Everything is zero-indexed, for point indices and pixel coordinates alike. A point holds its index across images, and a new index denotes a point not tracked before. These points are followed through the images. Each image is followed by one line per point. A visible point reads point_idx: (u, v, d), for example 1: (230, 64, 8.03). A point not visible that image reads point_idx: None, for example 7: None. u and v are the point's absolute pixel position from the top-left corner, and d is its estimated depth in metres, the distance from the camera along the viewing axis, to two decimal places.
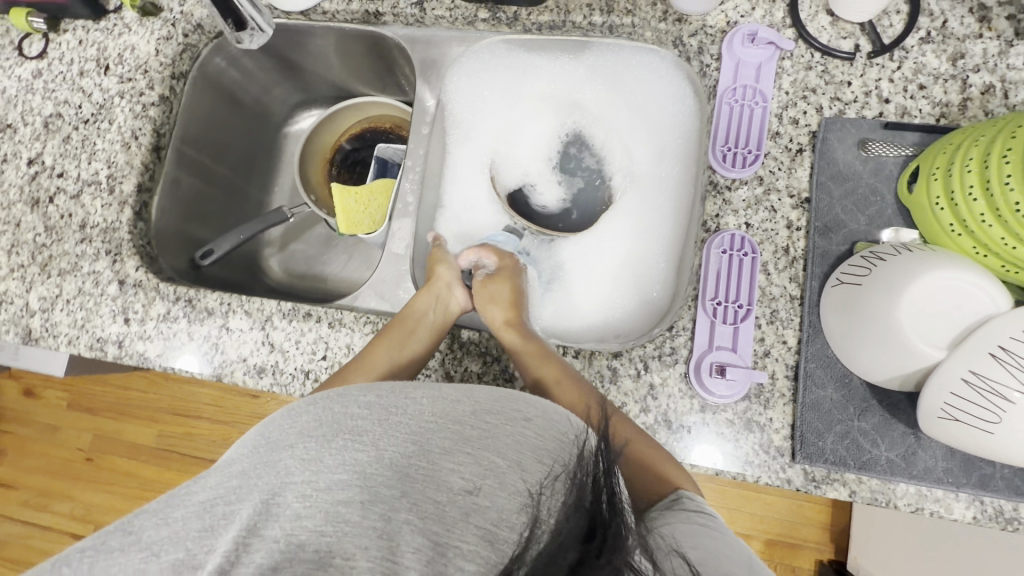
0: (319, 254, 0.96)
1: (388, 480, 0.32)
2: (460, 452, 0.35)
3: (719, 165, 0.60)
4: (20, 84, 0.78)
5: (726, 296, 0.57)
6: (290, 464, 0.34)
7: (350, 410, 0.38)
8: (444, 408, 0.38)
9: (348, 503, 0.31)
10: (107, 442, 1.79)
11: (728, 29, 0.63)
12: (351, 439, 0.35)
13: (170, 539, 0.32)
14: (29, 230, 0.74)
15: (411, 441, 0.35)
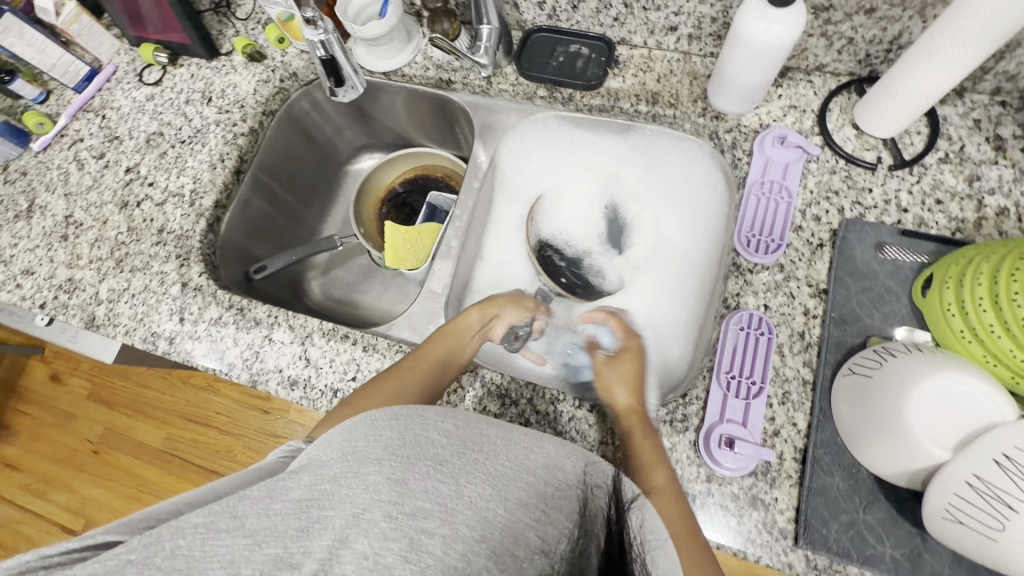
0: (358, 283, 1.02)
1: (472, 521, 0.37)
2: (535, 505, 0.40)
3: (743, 249, 0.65)
4: (134, 104, 0.90)
5: (740, 371, 0.60)
6: (378, 481, 0.38)
7: (431, 435, 0.43)
8: (518, 455, 0.43)
9: (429, 533, 0.35)
10: (116, 437, 1.82)
11: (761, 130, 0.70)
12: (434, 468, 0.39)
13: (270, 530, 0.35)
14: (114, 228, 0.82)
15: (490, 485, 0.40)
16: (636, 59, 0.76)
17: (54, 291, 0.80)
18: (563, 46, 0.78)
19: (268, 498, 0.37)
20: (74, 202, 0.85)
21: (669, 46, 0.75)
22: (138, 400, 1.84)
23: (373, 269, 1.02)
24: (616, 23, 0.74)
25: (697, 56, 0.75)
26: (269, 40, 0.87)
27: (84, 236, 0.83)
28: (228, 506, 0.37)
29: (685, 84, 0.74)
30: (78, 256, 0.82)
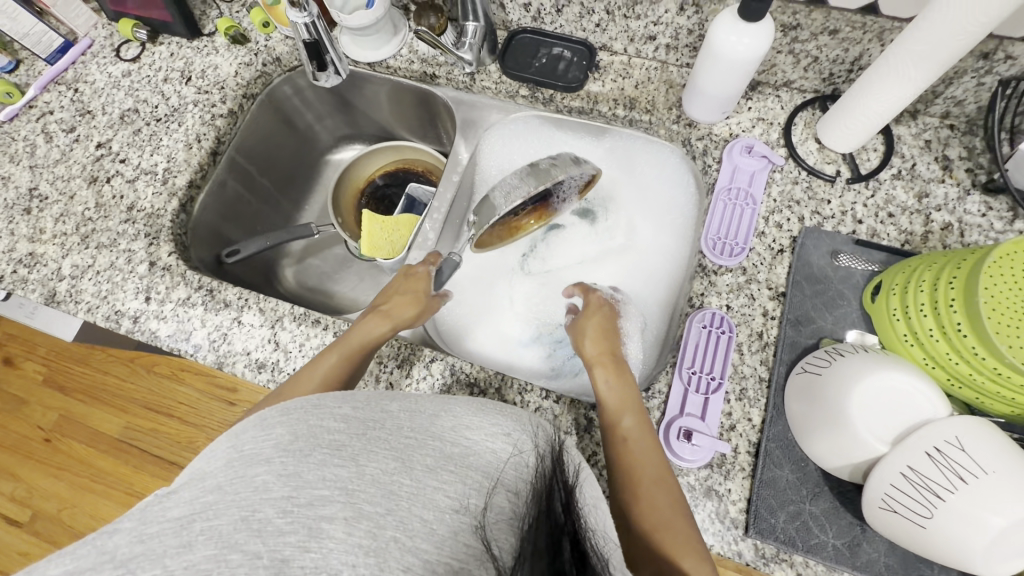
0: (334, 272, 1.02)
1: (376, 499, 0.36)
2: (443, 471, 0.39)
3: (709, 251, 0.68)
4: (109, 79, 0.88)
5: (701, 367, 0.62)
6: (270, 480, 0.36)
7: (327, 424, 0.41)
8: (422, 426, 0.43)
9: (330, 518, 0.34)
10: (71, 425, 1.75)
11: (731, 139, 0.73)
12: (332, 453, 0.38)
13: (146, 554, 0.33)
14: (81, 203, 0.80)
15: (393, 458, 0.39)
16: (616, 65, 0.79)
17: (14, 265, 0.78)
18: (546, 47, 0.80)
19: (143, 522, 0.36)
20: (39, 175, 0.83)
21: (648, 54, 0.78)
22: (97, 386, 1.75)
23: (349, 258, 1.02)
24: (598, 29, 0.76)
25: (674, 66, 0.78)
26: (254, 23, 0.86)
27: (49, 210, 0.80)
28: (97, 542, 0.35)
29: (662, 92, 0.77)
30: (41, 231, 0.79)
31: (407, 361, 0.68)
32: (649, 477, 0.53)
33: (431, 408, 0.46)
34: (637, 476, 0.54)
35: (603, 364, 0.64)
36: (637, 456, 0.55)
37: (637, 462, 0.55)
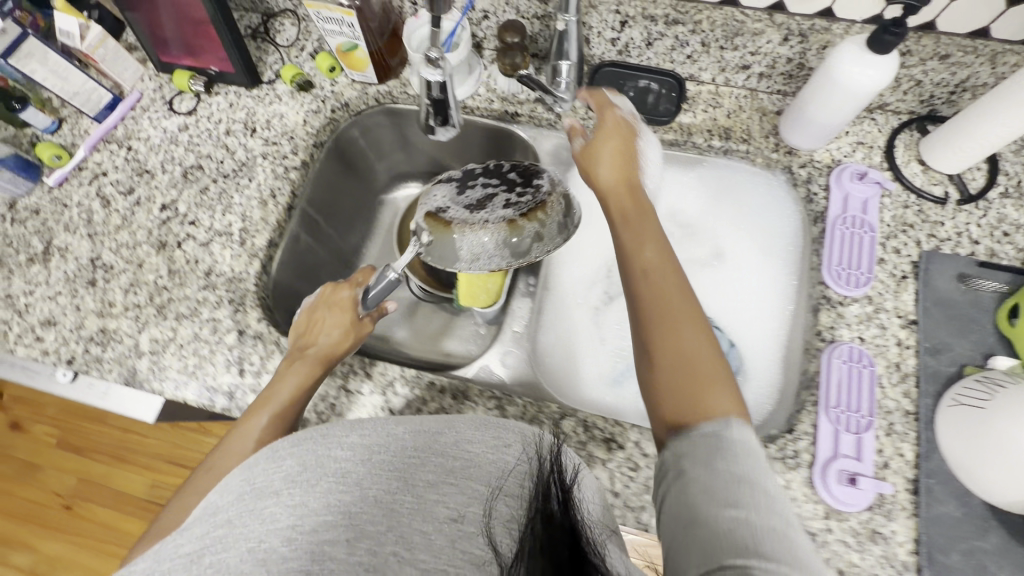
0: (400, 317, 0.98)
1: (377, 519, 0.39)
2: (443, 484, 0.42)
3: (835, 282, 0.66)
4: (165, 135, 0.83)
5: (849, 405, 0.61)
6: (276, 512, 0.39)
7: (335, 452, 0.44)
8: (427, 441, 0.45)
9: (332, 541, 0.37)
10: (89, 488, 1.58)
11: (834, 165, 0.72)
12: (336, 482, 0.41)
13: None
14: (152, 271, 0.75)
15: (396, 478, 0.42)
16: (704, 95, 0.78)
17: (83, 343, 0.72)
18: (632, 80, 0.78)
19: (157, 559, 0.40)
20: (101, 242, 0.77)
21: (737, 83, 0.77)
22: (116, 444, 1.59)
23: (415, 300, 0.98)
24: (688, 60, 0.75)
25: (763, 93, 0.77)
26: (319, 69, 0.83)
27: (116, 281, 0.75)
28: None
29: (755, 120, 0.76)
30: (110, 304, 0.73)
31: (535, 420, 0.64)
32: (647, 287, 0.55)
33: (437, 425, 0.48)
34: (667, 305, 0.53)
35: (624, 207, 0.62)
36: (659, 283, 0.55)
37: (654, 287, 0.54)
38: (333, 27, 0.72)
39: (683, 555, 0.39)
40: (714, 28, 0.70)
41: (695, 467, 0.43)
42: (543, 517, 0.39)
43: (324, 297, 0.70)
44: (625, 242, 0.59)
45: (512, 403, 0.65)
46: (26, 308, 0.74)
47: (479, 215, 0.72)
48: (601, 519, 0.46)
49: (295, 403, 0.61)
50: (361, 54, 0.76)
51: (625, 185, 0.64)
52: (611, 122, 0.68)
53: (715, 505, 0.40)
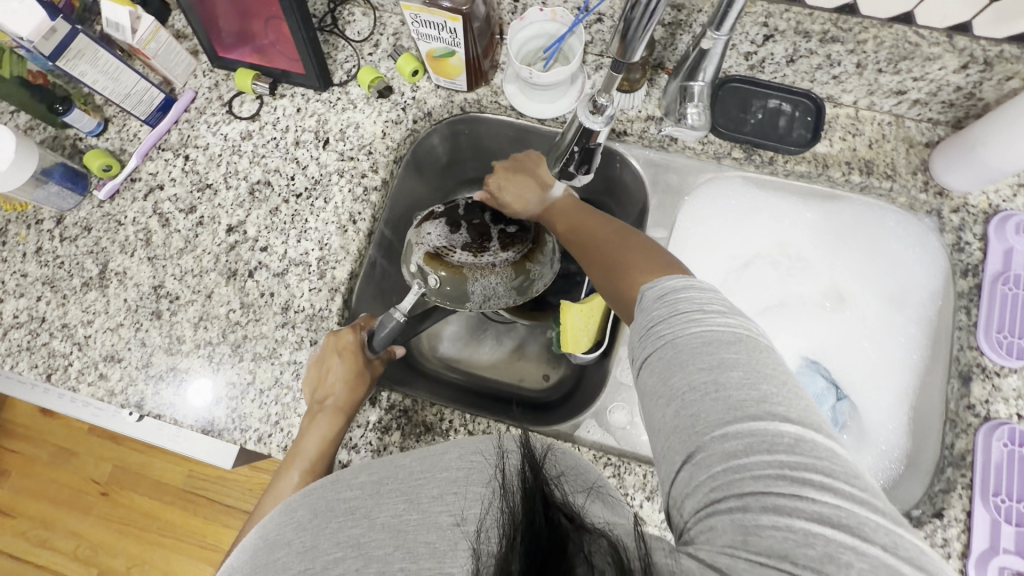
0: (464, 337, 0.89)
1: (383, 541, 0.35)
2: (448, 495, 0.37)
3: (992, 350, 0.60)
4: (225, 142, 0.74)
5: (1010, 494, 0.56)
6: (288, 559, 0.36)
7: (341, 494, 0.40)
8: (432, 463, 0.40)
9: (339, 575, 0.34)
10: (128, 475, 1.43)
11: (992, 212, 0.65)
12: (345, 519, 0.37)
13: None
14: (222, 303, 0.68)
15: (402, 500, 0.38)
16: (843, 120, 0.69)
17: (153, 383, 0.65)
18: (761, 99, 0.69)
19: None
20: (163, 268, 0.70)
21: (882, 108, 0.68)
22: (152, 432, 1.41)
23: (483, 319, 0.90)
24: (833, 81, 0.66)
25: (910, 120, 0.68)
26: (400, 72, 0.73)
27: (184, 313, 0.68)
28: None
29: (901, 152, 0.68)
30: (179, 339, 0.67)
31: (657, 492, 0.59)
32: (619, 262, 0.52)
33: (441, 445, 0.42)
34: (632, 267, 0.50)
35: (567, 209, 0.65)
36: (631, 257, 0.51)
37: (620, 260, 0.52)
38: (431, 31, 0.63)
39: (666, 460, 0.36)
40: (878, 50, 0.60)
41: (651, 377, 0.38)
42: (521, 493, 0.35)
43: (329, 348, 0.63)
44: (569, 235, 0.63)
45: (634, 470, 0.60)
46: (86, 341, 0.67)
47: (485, 258, 0.73)
48: (585, 482, 0.42)
49: (326, 450, 0.58)
50: (456, 61, 0.67)
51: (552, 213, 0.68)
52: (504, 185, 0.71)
53: (659, 405, 0.37)
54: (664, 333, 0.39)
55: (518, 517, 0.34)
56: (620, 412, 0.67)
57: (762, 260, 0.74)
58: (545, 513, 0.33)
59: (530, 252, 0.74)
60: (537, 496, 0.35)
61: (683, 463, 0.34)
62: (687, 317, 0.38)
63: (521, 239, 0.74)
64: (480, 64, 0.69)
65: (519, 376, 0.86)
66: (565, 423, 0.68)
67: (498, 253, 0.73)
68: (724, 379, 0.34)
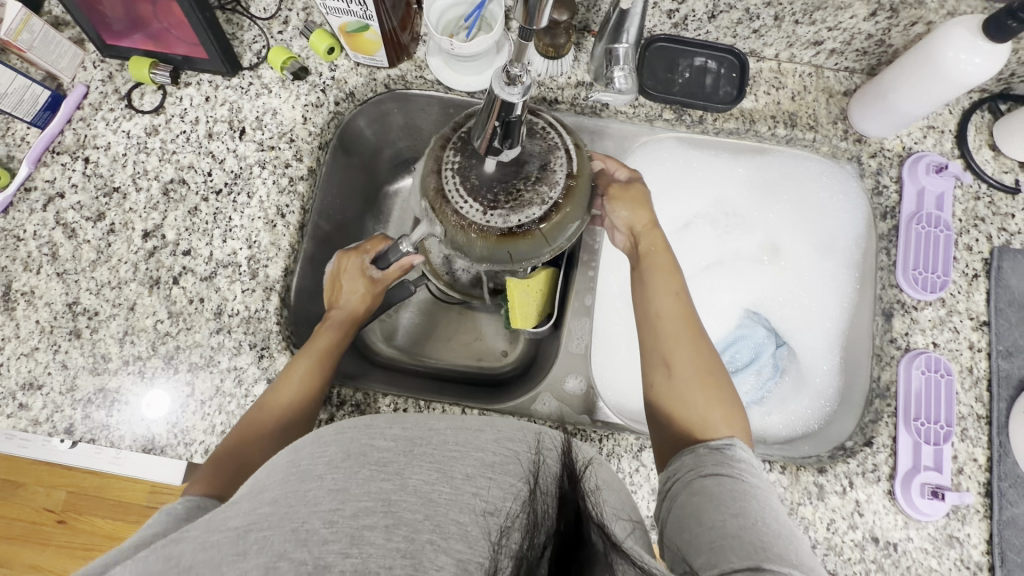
0: (417, 324, 0.87)
1: (414, 505, 0.33)
2: (481, 477, 0.35)
3: (910, 287, 0.64)
4: (129, 141, 0.68)
5: (928, 417, 0.60)
6: (320, 494, 0.34)
7: (376, 442, 0.38)
8: (466, 438, 0.38)
9: (372, 527, 0.32)
10: (83, 500, 1.35)
11: (905, 155, 0.68)
12: (377, 470, 0.35)
13: (206, 562, 0.31)
14: (148, 314, 0.63)
15: (434, 468, 0.36)
16: (767, 73, 0.70)
17: (82, 407, 0.61)
18: (686, 58, 0.69)
19: (206, 532, 0.34)
20: (75, 283, 0.64)
21: (802, 59, 0.69)
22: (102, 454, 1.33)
23: (435, 301, 0.88)
24: (754, 35, 0.66)
25: (829, 70, 0.70)
26: (314, 51, 0.69)
27: (106, 329, 0.63)
28: (164, 549, 0.33)
29: (822, 103, 0.69)
30: (104, 358, 0.62)
31: (613, 455, 0.61)
32: (688, 379, 0.51)
33: (476, 422, 0.40)
34: (710, 378, 0.52)
35: (658, 263, 0.58)
36: (700, 386, 0.51)
37: (688, 376, 0.52)
38: (339, 5, 0.59)
39: (716, 554, 0.37)
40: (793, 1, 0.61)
41: (717, 484, 0.42)
42: (555, 500, 0.34)
43: (342, 265, 0.69)
44: (652, 291, 0.57)
45: (590, 437, 0.61)
46: None
47: (494, 219, 0.52)
48: (620, 509, 0.40)
49: (335, 349, 0.61)
50: (371, 36, 0.63)
51: (634, 248, 0.61)
52: (618, 183, 0.63)
53: (724, 512, 0.39)
54: (750, 477, 0.43)
55: (551, 530, 0.33)
56: (575, 380, 0.69)
57: (701, 220, 0.76)
58: (576, 533, 0.33)
59: (553, 211, 0.53)
60: (570, 503, 0.35)
61: (747, 562, 0.35)
62: (755, 473, 0.44)
63: (546, 197, 0.52)
64: (397, 37, 0.65)
65: (477, 355, 0.86)
66: (522, 399, 0.69)
67: (513, 216, 0.52)
68: (798, 546, 0.38)
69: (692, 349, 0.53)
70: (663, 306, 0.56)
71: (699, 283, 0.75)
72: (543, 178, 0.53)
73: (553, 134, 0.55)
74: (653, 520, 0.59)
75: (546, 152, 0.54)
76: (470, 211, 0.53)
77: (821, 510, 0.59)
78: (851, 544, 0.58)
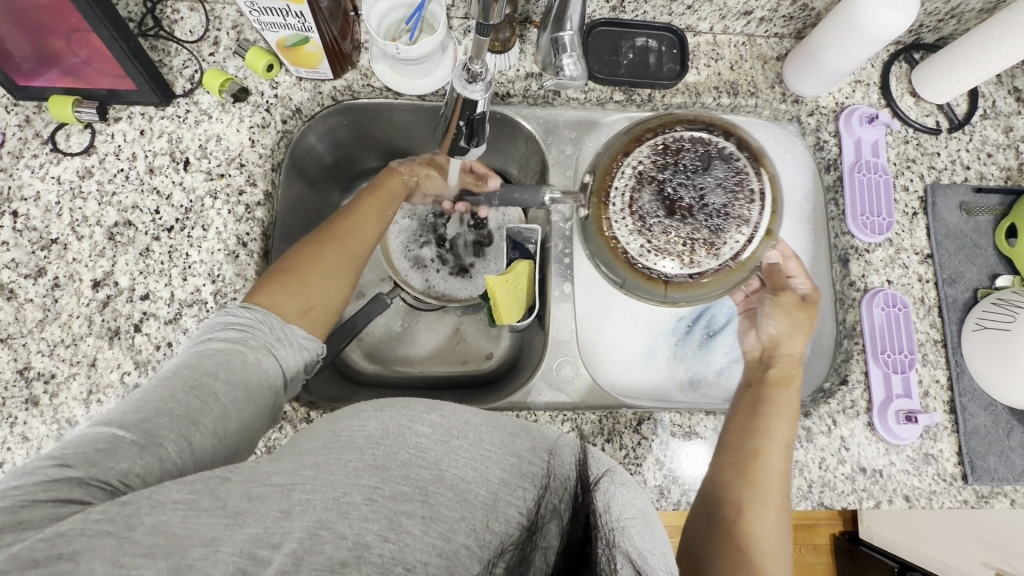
0: (397, 335, 0.86)
1: (451, 502, 0.35)
2: (517, 486, 0.37)
3: (860, 232, 0.69)
4: (62, 187, 0.63)
5: (892, 349, 0.65)
6: (361, 467, 0.35)
7: (415, 425, 0.39)
8: (503, 439, 0.39)
9: (410, 514, 0.34)
10: None
11: (840, 110, 0.72)
12: (417, 455, 0.37)
13: (253, 510, 0.33)
14: (112, 367, 0.59)
15: (471, 466, 0.37)
16: (704, 47, 0.72)
17: None
18: (627, 39, 0.71)
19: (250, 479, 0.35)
20: (24, 347, 0.59)
21: (735, 30, 0.72)
22: None
23: (412, 310, 0.87)
24: (688, 11, 0.69)
25: (760, 37, 0.74)
26: (252, 70, 0.66)
27: (67, 391, 0.58)
28: (211, 483, 0.34)
29: (758, 69, 0.73)
30: (69, 422, 0.58)
31: (614, 433, 0.62)
32: (763, 526, 0.50)
33: (510, 425, 0.41)
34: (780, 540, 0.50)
35: (783, 406, 0.57)
36: (766, 537, 0.50)
37: (767, 524, 0.51)
38: (274, 19, 0.56)
39: None
40: None
41: None
42: (567, 509, 0.35)
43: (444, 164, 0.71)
44: (773, 431, 0.55)
45: (587, 422, 0.62)
46: None
47: (627, 239, 0.56)
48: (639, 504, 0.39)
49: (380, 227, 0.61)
50: (312, 48, 0.61)
51: (760, 365, 0.62)
52: (795, 295, 0.62)
53: None
54: None
55: (555, 543, 0.34)
56: (564, 365, 0.70)
57: None
58: (582, 540, 0.33)
59: (702, 279, 0.54)
60: (581, 517, 0.34)
61: None
62: None
63: (696, 259, 0.54)
64: (339, 47, 0.63)
65: (462, 359, 0.85)
66: (516, 392, 0.69)
67: (655, 256, 0.55)
68: None
69: (776, 504, 0.52)
70: (774, 452, 0.54)
71: None
72: (710, 241, 0.54)
73: (754, 206, 0.54)
74: (660, 489, 0.61)
75: (732, 218, 0.54)
76: (615, 218, 0.56)
77: (811, 451, 0.63)
78: (842, 477, 0.62)
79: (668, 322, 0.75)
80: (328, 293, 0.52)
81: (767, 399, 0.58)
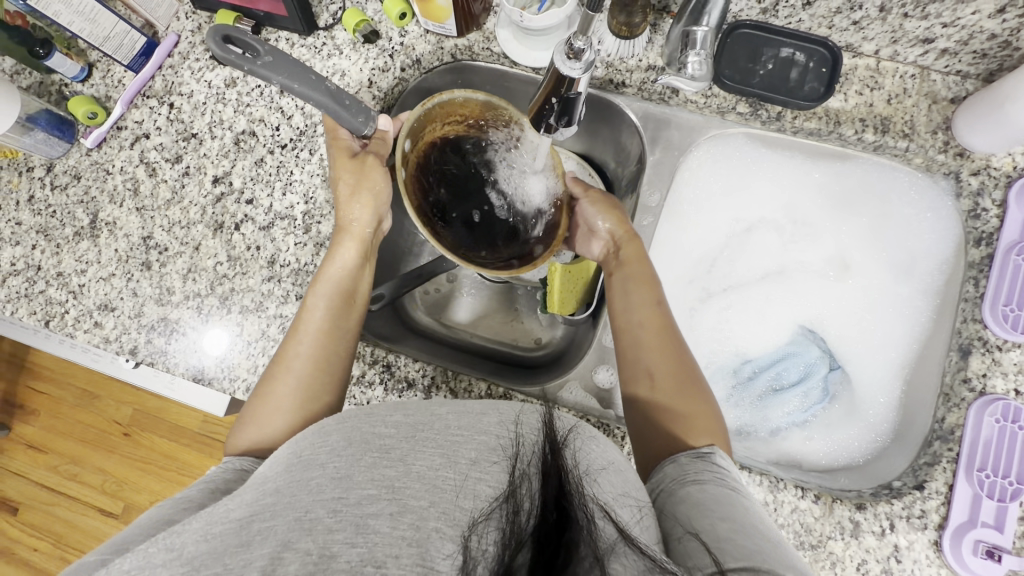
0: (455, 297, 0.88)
1: (419, 492, 0.34)
2: (487, 462, 0.36)
3: (997, 324, 0.58)
4: (210, 90, 0.72)
5: (995, 469, 0.55)
6: (323, 482, 0.36)
7: (378, 430, 0.40)
8: (471, 421, 0.40)
9: (377, 516, 0.33)
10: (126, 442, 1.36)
11: (1015, 176, 0.60)
12: (381, 458, 0.37)
13: (209, 553, 0.32)
14: (210, 256, 0.68)
15: (440, 455, 0.37)
16: (862, 71, 0.63)
17: (145, 333, 0.66)
18: (771, 48, 0.63)
19: (209, 522, 0.35)
20: (151, 219, 0.69)
21: (906, 59, 0.62)
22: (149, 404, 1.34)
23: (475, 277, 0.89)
24: (853, 27, 0.60)
25: (936, 73, 0.63)
26: (387, 15, 0.69)
27: (173, 265, 0.68)
28: (164, 542, 0.35)
29: (922, 108, 0.62)
30: (168, 291, 0.67)
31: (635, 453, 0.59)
32: (668, 389, 0.50)
33: (478, 406, 0.42)
34: (694, 390, 0.50)
35: (636, 275, 0.57)
36: (655, 370, 0.51)
37: (671, 389, 0.50)
38: None
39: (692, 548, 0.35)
40: None
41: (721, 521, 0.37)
42: (539, 471, 0.35)
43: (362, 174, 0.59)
44: (632, 304, 0.55)
45: (616, 433, 0.62)
46: (80, 290, 0.68)
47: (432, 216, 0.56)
48: (626, 487, 0.38)
49: (349, 316, 0.57)
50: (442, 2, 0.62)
51: (611, 257, 0.60)
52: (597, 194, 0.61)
53: (714, 518, 0.37)
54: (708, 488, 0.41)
55: (535, 504, 0.33)
56: (605, 372, 0.68)
57: (766, 225, 0.71)
58: (562, 500, 0.33)
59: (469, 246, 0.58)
60: (554, 477, 0.34)
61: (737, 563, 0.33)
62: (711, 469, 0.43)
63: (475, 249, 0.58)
64: (469, 6, 0.64)
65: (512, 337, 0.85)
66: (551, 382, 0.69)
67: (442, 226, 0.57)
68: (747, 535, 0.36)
69: (669, 370, 0.51)
70: (645, 316, 0.54)
71: (766, 290, 0.70)
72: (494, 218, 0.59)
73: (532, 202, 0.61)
74: None
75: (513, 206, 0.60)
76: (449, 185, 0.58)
77: (853, 548, 0.55)
78: None
79: (732, 359, 0.69)
80: (307, 399, 0.52)
81: (631, 276, 0.57)
